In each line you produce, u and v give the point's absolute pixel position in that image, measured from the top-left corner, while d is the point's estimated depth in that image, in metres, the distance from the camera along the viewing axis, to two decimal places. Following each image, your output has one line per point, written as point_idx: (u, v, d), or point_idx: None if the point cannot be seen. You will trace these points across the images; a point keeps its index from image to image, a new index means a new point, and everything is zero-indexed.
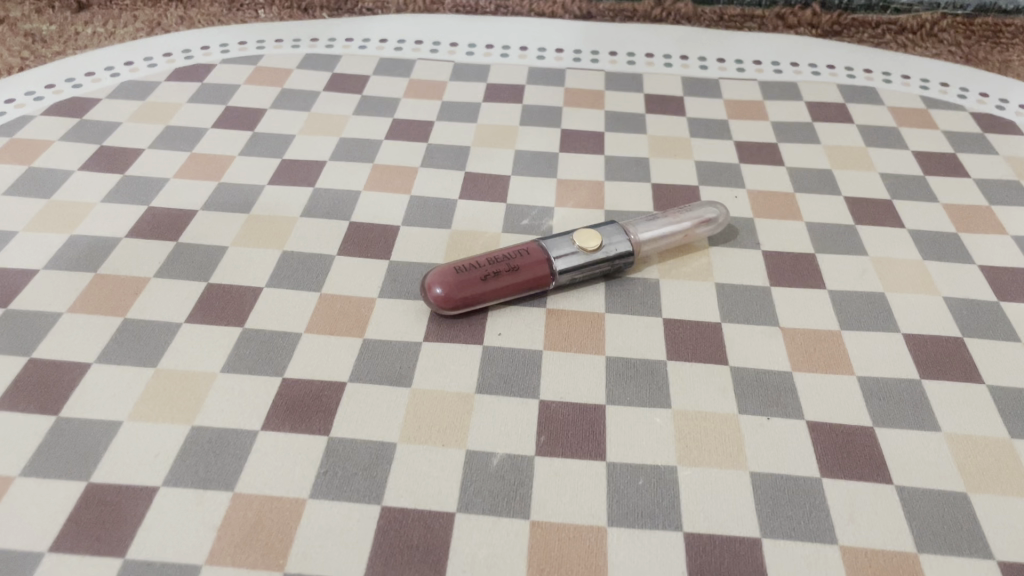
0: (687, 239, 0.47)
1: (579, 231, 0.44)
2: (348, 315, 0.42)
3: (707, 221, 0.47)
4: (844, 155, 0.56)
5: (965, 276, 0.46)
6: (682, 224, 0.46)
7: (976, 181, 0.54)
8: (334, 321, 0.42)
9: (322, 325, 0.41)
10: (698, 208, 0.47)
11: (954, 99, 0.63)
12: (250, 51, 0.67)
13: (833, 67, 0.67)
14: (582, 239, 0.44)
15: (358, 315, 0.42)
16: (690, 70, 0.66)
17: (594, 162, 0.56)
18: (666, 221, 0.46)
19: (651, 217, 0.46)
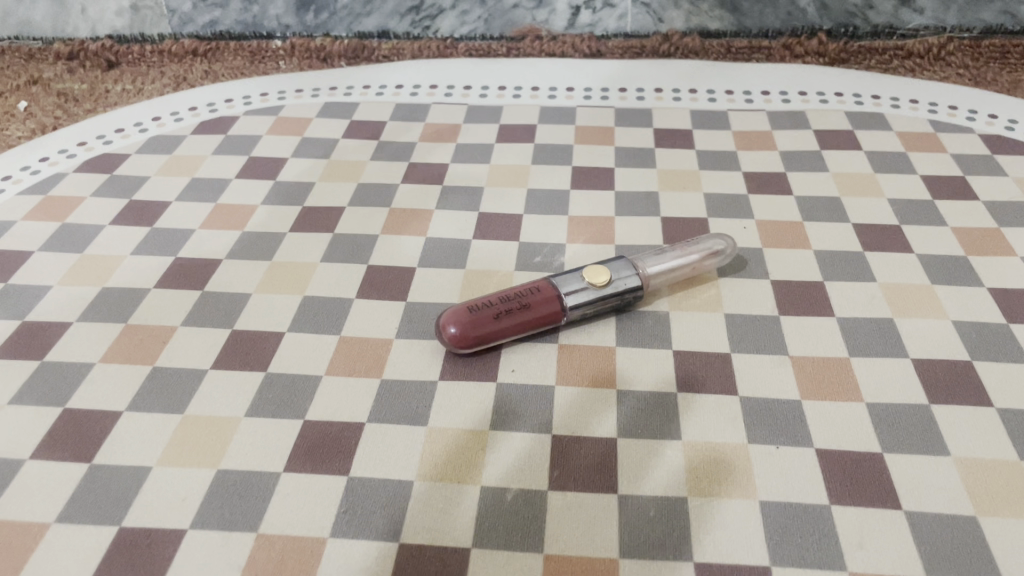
0: (695, 271, 0.48)
1: (587, 268, 0.46)
2: (366, 357, 0.44)
3: (715, 253, 0.48)
4: (853, 182, 0.57)
5: (974, 299, 0.46)
6: (689, 257, 0.47)
7: (984, 203, 0.54)
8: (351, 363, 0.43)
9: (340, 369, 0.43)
10: (706, 239, 0.49)
11: (963, 121, 0.64)
12: (272, 102, 0.69)
13: (841, 94, 0.68)
14: (590, 276, 0.45)
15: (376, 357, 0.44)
16: (699, 103, 0.68)
17: (605, 198, 0.57)
18: (673, 254, 0.47)
19: (658, 251, 0.48)
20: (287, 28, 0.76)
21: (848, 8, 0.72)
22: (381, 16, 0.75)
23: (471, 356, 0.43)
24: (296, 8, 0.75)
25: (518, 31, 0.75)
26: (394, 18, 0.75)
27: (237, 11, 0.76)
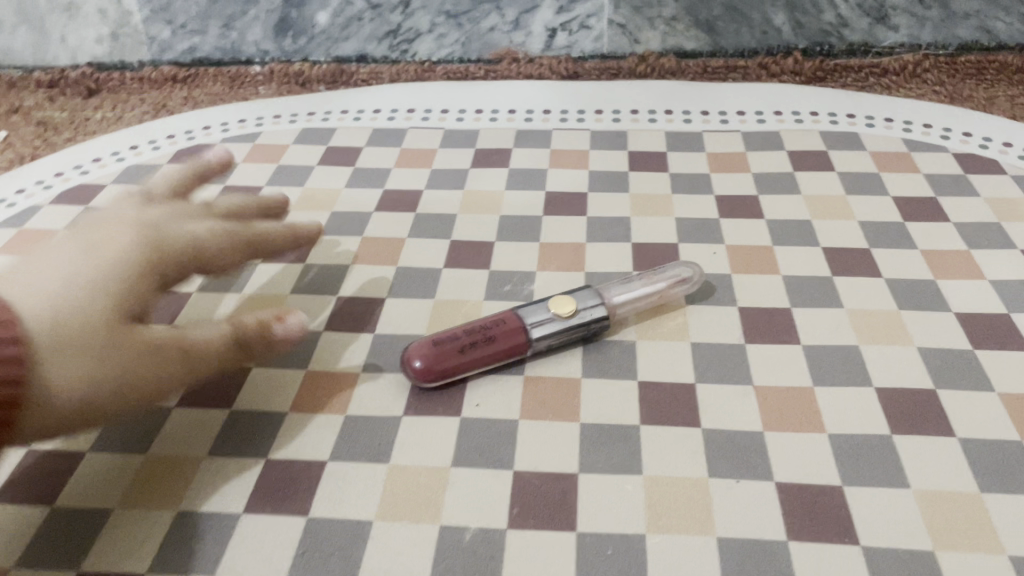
0: (663, 299, 0.48)
1: (552, 299, 0.46)
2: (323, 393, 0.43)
3: (682, 281, 0.48)
4: (824, 204, 0.57)
5: (940, 324, 0.46)
6: (656, 285, 0.47)
7: (955, 224, 0.54)
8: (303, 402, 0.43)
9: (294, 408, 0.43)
10: (673, 267, 0.49)
11: (937, 140, 0.64)
12: (249, 128, 0.69)
13: (817, 113, 0.68)
14: (556, 307, 0.45)
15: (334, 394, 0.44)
16: (675, 125, 0.68)
17: (576, 224, 0.57)
18: (639, 282, 0.47)
19: (625, 280, 0.48)
20: (266, 54, 0.77)
21: (824, 27, 0.72)
22: (359, 41, 0.76)
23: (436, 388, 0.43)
24: (275, 34, 0.76)
25: (495, 53, 0.76)
26: (371, 43, 0.76)
27: (216, 37, 0.76)
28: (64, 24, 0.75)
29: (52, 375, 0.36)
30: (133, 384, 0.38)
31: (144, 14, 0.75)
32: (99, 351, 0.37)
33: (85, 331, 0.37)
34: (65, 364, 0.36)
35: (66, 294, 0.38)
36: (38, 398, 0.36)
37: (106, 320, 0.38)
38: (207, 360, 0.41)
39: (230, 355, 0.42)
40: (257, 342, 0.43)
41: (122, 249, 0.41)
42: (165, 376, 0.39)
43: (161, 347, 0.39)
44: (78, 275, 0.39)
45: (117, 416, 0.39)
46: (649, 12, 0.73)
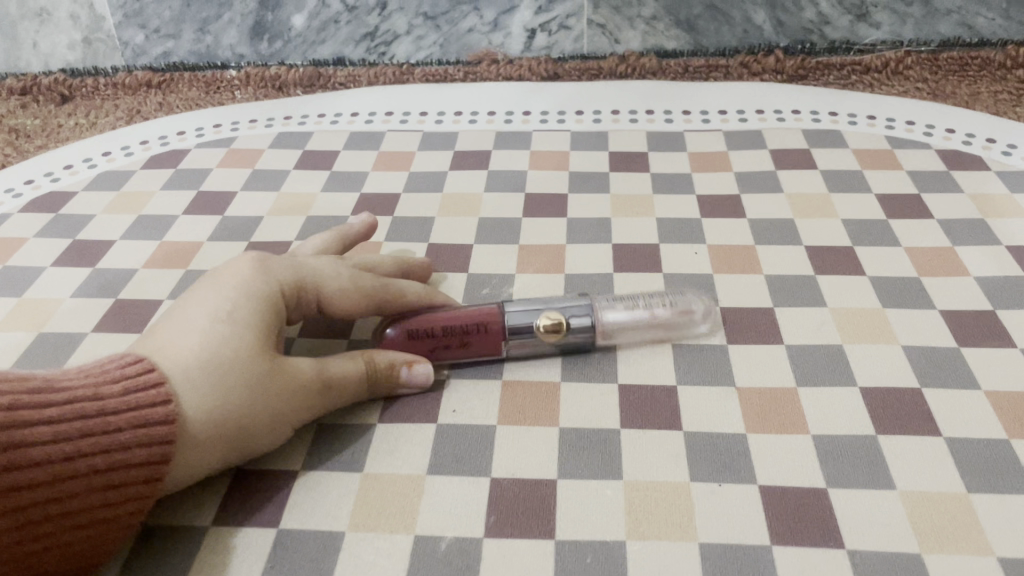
0: (664, 335, 0.45)
1: (546, 316, 0.44)
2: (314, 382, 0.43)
3: (685, 317, 0.45)
4: (806, 203, 0.56)
5: (925, 322, 0.46)
6: (659, 321, 0.45)
7: (939, 221, 0.54)
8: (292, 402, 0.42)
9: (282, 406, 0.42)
10: (683, 299, 0.45)
11: (920, 136, 0.63)
12: (224, 134, 0.68)
13: (798, 111, 0.67)
14: (547, 333, 0.44)
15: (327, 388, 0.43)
16: (655, 124, 0.67)
17: (557, 225, 0.56)
18: (641, 312, 0.45)
19: (628, 303, 0.45)
20: (242, 58, 0.76)
21: (805, 25, 0.72)
22: (336, 43, 0.75)
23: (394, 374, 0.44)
24: (250, 37, 0.74)
25: (474, 55, 0.75)
26: (349, 45, 0.75)
27: (190, 42, 0.75)
28: (36, 29, 0.74)
29: (197, 411, 0.36)
30: (274, 416, 0.38)
31: (118, 19, 0.74)
32: (241, 385, 0.37)
33: (228, 365, 0.37)
34: (212, 404, 0.36)
35: (206, 333, 0.38)
36: (189, 440, 0.36)
37: (247, 353, 0.37)
38: (342, 392, 0.41)
39: (364, 387, 0.41)
40: (385, 380, 0.41)
41: (245, 283, 0.40)
42: (299, 407, 0.39)
43: (298, 377, 0.39)
44: (214, 313, 0.39)
45: (257, 449, 0.38)
46: (628, 12, 0.72)
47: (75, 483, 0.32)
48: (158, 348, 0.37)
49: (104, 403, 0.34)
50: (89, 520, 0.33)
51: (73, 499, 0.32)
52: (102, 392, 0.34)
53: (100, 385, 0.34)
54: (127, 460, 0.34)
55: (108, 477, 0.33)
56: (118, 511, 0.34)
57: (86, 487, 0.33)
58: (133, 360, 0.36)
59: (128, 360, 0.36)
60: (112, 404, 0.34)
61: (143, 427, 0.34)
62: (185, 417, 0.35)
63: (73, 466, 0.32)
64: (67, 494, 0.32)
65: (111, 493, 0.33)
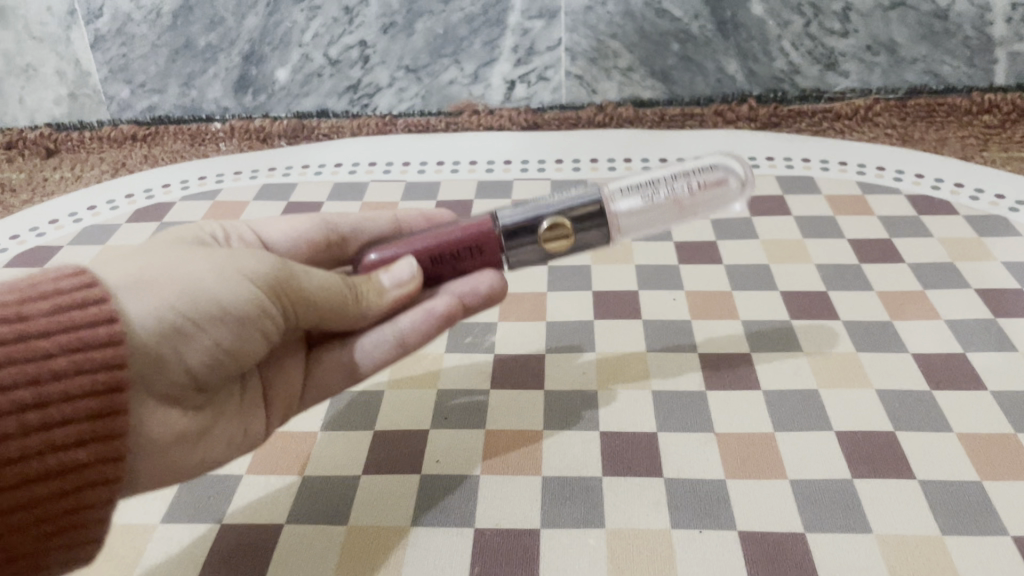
0: (683, 210, 0.44)
1: (551, 221, 0.42)
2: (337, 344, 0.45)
3: (709, 185, 0.43)
4: (780, 248, 0.58)
5: (898, 364, 0.47)
6: (678, 200, 0.43)
7: (909, 264, 0.55)
8: (329, 374, 0.45)
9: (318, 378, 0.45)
10: (705, 171, 0.44)
11: (890, 182, 0.65)
12: (209, 185, 0.69)
13: (772, 158, 0.69)
14: (551, 242, 0.43)
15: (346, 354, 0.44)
16: (633, 171, 0.69)
17: (538, 273, 0.57)
18: (658, 198, 0.43)
19: (650, 192, 0.43)
20: (227, 111, 0.76)
21: (776, 74, 0.73)
22: (319, 96, 0.75)
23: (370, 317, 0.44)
24: (235, 91, 0.75)
25: (455, 106, 0.76)
26: (332, 97, 0.76)
27: (176, 96, 0.75)
28: (23, 85, 0.75)
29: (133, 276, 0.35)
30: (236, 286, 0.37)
31: (103, 74, 0.74)
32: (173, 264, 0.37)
33: (158, 256, 0.37)
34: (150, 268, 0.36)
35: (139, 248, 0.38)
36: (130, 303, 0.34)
37: (175, 252, 0.38)
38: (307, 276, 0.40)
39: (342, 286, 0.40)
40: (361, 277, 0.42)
41: (171, 235, 0.43)
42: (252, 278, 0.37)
43: (240, 255, 0.38)
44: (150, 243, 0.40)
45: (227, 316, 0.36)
46: (605, 63, 0.73)
47: (7, 422, 0.30)
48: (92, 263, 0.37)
49: (29, 326, 0.31)
50: (35, 466, 0.30)
51: (6, 444, 0.30)
52: (28, 312, 0.31)
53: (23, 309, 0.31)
54: (68, 391, 0.31)
55: (49, 412, 0.30)
56: (73, 451, 0.31)
57: (21, 426, 0.30)
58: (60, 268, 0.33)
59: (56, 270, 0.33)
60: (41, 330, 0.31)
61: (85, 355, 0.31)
62: (121, 289, 0.34)
63: (1, 403, 0.29)
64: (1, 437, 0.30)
65: (56, 433, 0.31)
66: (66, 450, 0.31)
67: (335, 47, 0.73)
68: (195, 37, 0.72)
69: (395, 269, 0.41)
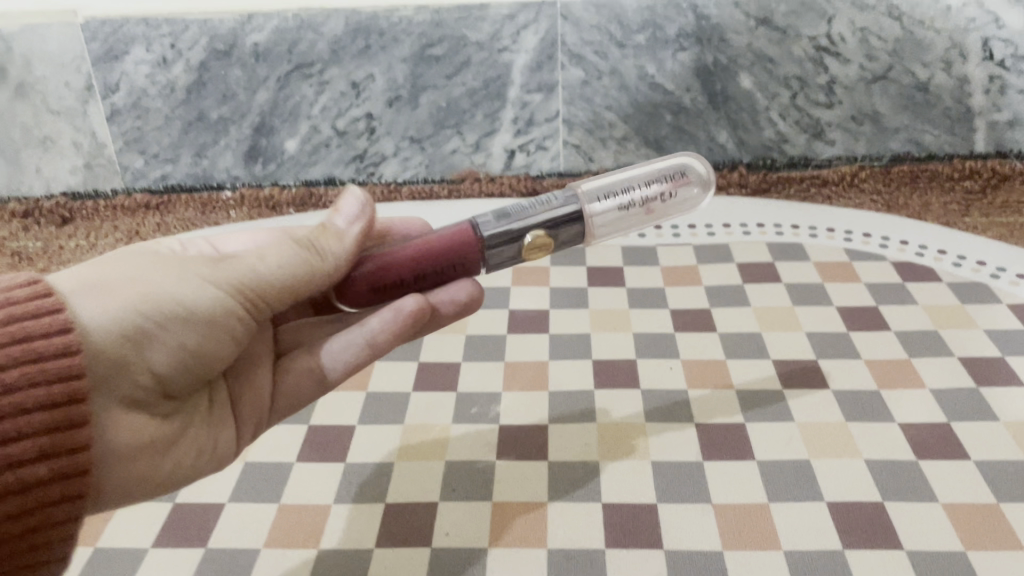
0: (651, 214, 0.49)
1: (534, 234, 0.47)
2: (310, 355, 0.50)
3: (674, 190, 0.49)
4: (772, 316, 0.60)
5: (886, 434, 0.49)
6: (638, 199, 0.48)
7: (895, 332, 0.58)
8: (298, 382, 0.50)
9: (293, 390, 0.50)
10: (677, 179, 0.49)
11: (876, 248, 0.68)
12: None
13: (762, 225, 0.72)
14: (530, 251, 0.48)
15: (318, 358, 0.49)
16: (629, 239, 0.72)
17: (540, 341, 0.59)
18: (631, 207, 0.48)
19: (624, 200, 0.48)
20: (237, 179, 0.78)
21: (765, 143, 0.76)
22: (327, 164, 0.78)
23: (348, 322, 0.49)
24: (245, 161, 0.78)
25: (458, 173, 0.79)
26: (339, 166, 0.78)
27: (187, 165, 0.78)
28: (39, 156, 0.77)
29: (94, 285, 0.40)
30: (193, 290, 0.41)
31: (118, 145, 0.77)
32: (126, 272, 0.41)
33: (113, 268, 0.42)
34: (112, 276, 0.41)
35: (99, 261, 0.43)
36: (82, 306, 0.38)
37: (131, 260, 0.43)
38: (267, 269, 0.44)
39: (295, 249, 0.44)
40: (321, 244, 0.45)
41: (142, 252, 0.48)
42: (203, 279, 0.42)
43: (199, 266, 0.43)
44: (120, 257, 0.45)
45: (185, 315, 0.41)
46: (601, 133, 0.76)
47: None
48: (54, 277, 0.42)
49: None
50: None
51: None
52: None
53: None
54: (25, 406, 0.35)
55: (12, 426, 0.35)
56: (31, 464, 0.35)
57: None
58: (15, 279, 0.38)
59: (11, 281, 0.37)
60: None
61: (38, 369, 0.35)
62: (74, 295, 0.39)
63: None
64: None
65: (17, 445, 0.35)
66: (31, 459, 0.35)
67: (342, 119, 0.76)
68: (207, 110, 0.75)
69: (345, 207, 0.47)
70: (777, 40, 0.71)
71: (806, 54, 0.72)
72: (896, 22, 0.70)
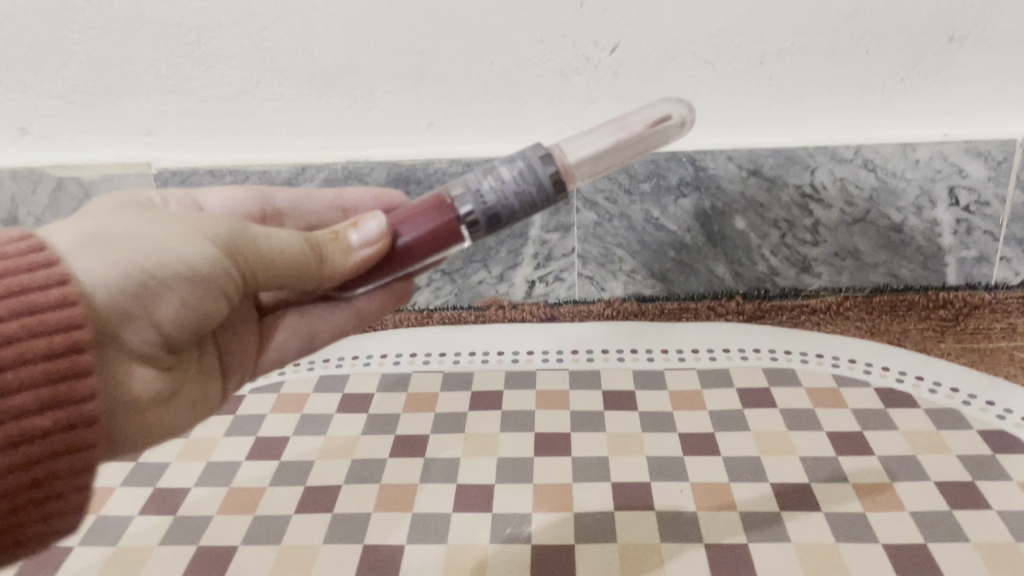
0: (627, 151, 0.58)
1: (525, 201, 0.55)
2: (288, 327, 0.69)
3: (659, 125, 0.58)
4: (769, 440, 0.68)
5: (872, 554, 0.56)
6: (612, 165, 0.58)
7: (879, 457, 0.65)
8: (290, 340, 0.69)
9: (274, 345, 0.69)
10: (651, 116, 0.58)
11: (861, 374, 0.76)
12: (273, 378, 0.80)
13: (759, 350, 0.81)
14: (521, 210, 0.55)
15: (307, 326, 0.69)
16: (639, 362, 0.80)
17: (563, 464, 0.67)
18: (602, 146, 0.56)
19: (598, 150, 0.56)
20: None
21: (759, 276, 0.85)
22: None
23: (329, 305, 0.67)
24: None
25: (483, 301, 0.88)
26: None
27: None
28: None
29: (97, 247, 0.48)
30: (193, 251, 0.51)
31: None
32: (123, 232, 0.50)
33: (107, 226, 0.50)
34: (113, 236, 0.49)
35: (84, 219, 0.51)
36: (91, 268, 0.47)
37: (123, 219, 0.51)
38: (266, 242, 0.55)
39: (302, 249, 0.56)
40: (332, 243, 0.57)
41: (119, 205, 0.56)
42: (201, 241, 0.52)
43: (192, 226, 0.52)
44: (101, 211, 0.53)
45: (189, 274, 0.51)
46: (612, 266, 0.86)
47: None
48: (45, 229, 0.50)
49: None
50: (11, 427, 0.41)
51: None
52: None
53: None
54: (27, 354, 0.41)
55: (17, 374, 0.41)
56: (35, 417, 0.42)
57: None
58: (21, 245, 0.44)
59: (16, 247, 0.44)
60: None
61: (37, 320, 0.42)
62: (85, 260, 0.47)
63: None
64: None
65: (21, 395, 0.41)
66: (35, 412, 0.42)
67: None
68: None
69: (364, 229, 0.56)
70: (766, 188, 0.81)
71: (793, 200, 0.81)
72: (872, 173, 0.80)
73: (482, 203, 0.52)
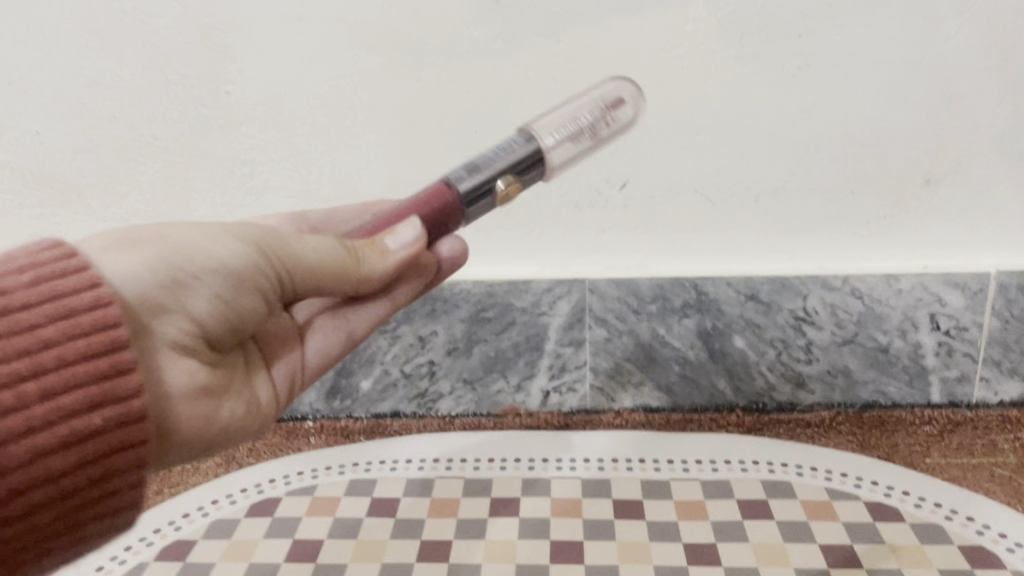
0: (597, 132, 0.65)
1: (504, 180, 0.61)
2: (326, 330, 0.70)
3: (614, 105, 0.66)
4: (767, 551, 0.74)
5: None
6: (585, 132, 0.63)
7: (867, 570, 0.71)
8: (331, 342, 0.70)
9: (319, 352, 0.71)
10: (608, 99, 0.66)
11: (852, 487, 0.82)
12: (307, 480, 0.87)
13: (758, 462, 0.86)
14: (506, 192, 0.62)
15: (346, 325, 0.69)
16: (647, 471, 0.86)
17: (577, 571, 0.73)
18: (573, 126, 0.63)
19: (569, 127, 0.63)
20: (318, 412, 0.96)
21: (757, 390, 0.92)
22: (394, 400, 0.95)
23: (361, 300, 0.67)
24: (326, 397, 0.95)
25: (501, 408, 0.95)
26: (404, 402, 0.95)
27: None
28: None
29: (133, 247, 0.54)
30: (221, 248, 0.57)
31: None
32: (156, 233, 0.56)
33: (145, 231, 0.56)
34: (147, 237, 0.56)
35: (127, 229, 0.58)
36: (126, 264, 0.53)
37: (160, 227, 0.58)
38: (296, 244, 0.59)
39: (335, 247, 0.59)
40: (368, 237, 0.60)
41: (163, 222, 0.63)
42: (228, 242, 0.58)
43: (220, 229, 0.58)
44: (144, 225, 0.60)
45: (219, 268, 0.57)
46: (621, 378, 0.93)
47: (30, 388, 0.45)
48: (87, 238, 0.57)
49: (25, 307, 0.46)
50: (64, 428, 0.45)
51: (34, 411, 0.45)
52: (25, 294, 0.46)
53: (17, 298, 0.46)
54: (70, 357, 0.46)
55: (62, 377, 0.46)
56: (87, 417, 0.46)
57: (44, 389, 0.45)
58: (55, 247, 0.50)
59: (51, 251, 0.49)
60: (33, 311, 0.46)
61: (74, 325, 0.46)
62: (121, 257, 0.53)
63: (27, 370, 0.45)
64: (35, 402, 0.45)
65: (72, 396, 0.46)
66: (84, 412, 0.46)
67: (409, 364, 0.93)
68: None
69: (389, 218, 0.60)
70: (763, 311, 0.89)
71: (788, 322, 0.89)
72: (859, 300, 0.87)
73: (474, 171, 0.62)
